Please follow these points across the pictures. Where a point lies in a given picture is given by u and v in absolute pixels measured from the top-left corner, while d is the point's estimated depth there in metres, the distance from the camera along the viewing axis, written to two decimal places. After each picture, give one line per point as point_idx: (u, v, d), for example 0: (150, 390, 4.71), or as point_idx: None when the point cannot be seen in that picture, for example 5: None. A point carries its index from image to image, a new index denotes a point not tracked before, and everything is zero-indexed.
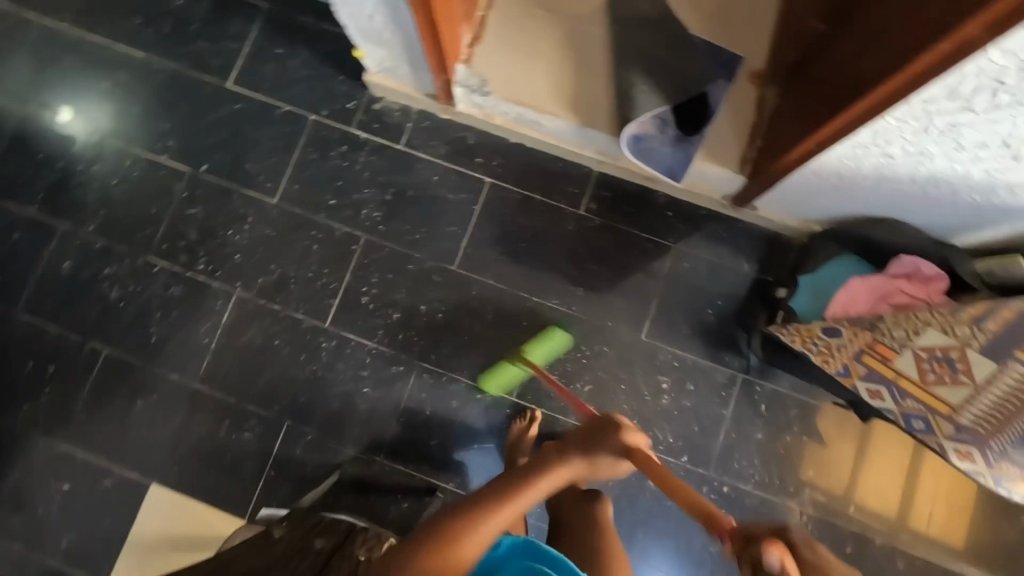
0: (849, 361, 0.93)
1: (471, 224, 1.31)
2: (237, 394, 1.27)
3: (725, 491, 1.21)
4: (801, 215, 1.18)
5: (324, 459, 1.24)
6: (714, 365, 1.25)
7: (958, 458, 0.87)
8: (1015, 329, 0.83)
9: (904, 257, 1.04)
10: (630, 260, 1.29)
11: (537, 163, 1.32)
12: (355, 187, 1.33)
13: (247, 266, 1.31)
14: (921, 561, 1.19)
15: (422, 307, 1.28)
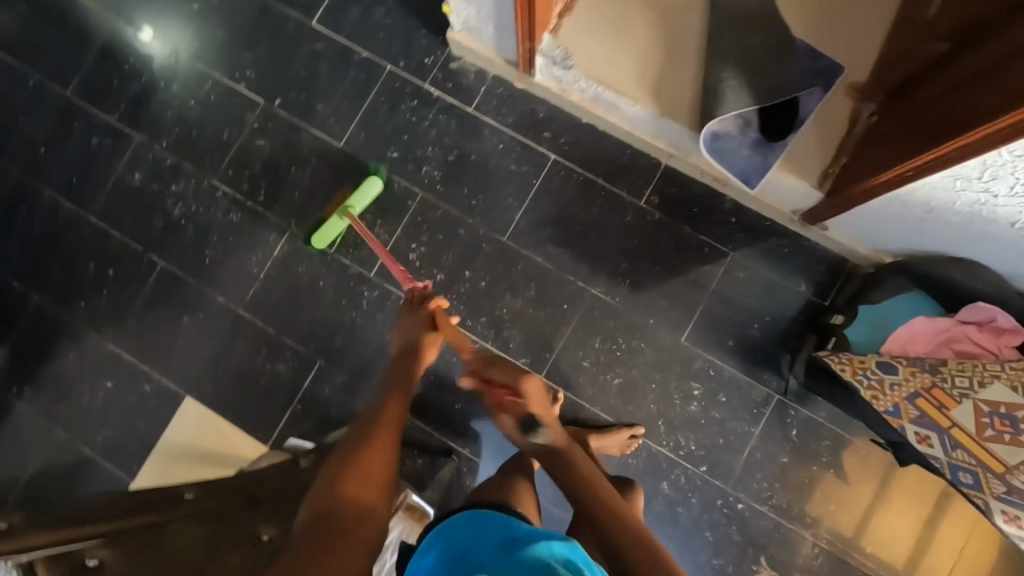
0: (901, 401, 0.89)
1: (528, 199, 1.30)
2: (276, 327, 1.31)
3: (738, 509, 1.19)
4: (874, 243, 1.12)
5: (349, 403, 1.28)
6: (751, 381, 1.22)
7: (1004, 521, 0.82)
8: None
9: (981, 304, 0.98)
10: (682, 260, 1.26)
11: (605, 148, 1.29)
12: (420, 143, 1.33)
13: (305, 205, 1.33)
14: None
15: (466, 273, 1.29)
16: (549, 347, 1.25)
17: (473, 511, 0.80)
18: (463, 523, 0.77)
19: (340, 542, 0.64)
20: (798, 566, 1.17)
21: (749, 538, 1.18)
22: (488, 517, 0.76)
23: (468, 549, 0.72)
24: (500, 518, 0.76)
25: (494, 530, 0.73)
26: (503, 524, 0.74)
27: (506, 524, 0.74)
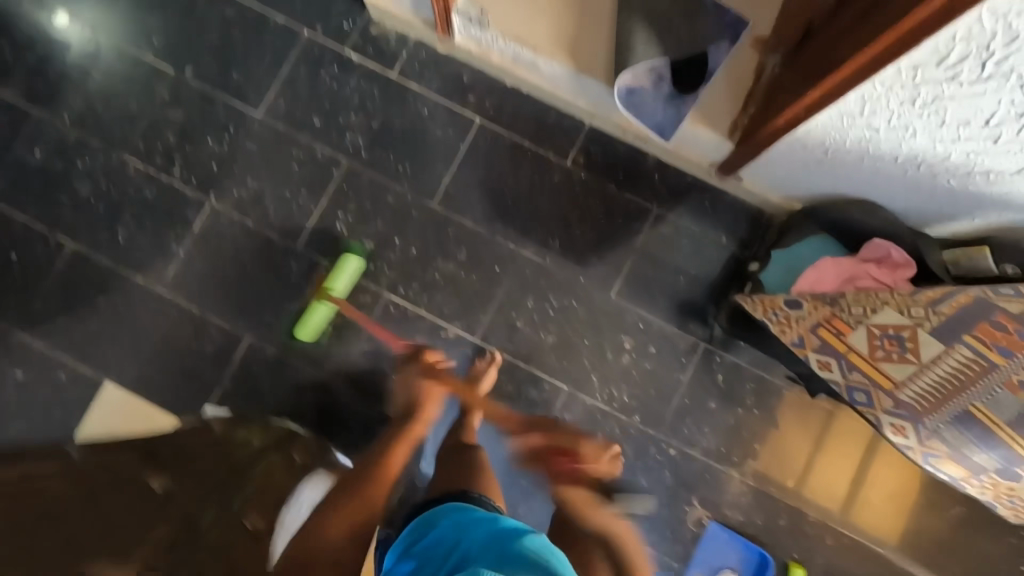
0: (805, 333, 0.95)
1: (455, 163, 1.29)
2: (201, 304, 1.26)
3: (671, 453, 1.24)
4: (785, 191, 1.17)
5: (281, 377, 1.25)
6: (679, 331, 1.26)
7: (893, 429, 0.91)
8: (969, 316, 0.78)
9: (877, 240, 1.03)
10: (611, 219, 1.28)
11: (530, 110, 1.30)
12: (343, 110, 1.30)
13: (224, 177, 1.29)
14: (848, 543, 1.23)
15: (397, 240, 1.27)
16: (483, 309, 1.26)
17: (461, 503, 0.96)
18: (452, 516, 0.93)
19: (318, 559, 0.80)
20: (728, 503, 1.23)
21: (681, 481, 1.23)
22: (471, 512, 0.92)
23: (458, 538, 0.87)
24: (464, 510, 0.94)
25: (477, 522, 0.89)
26: (484, 517, 0.89)
27: (489, 517, 0.89)
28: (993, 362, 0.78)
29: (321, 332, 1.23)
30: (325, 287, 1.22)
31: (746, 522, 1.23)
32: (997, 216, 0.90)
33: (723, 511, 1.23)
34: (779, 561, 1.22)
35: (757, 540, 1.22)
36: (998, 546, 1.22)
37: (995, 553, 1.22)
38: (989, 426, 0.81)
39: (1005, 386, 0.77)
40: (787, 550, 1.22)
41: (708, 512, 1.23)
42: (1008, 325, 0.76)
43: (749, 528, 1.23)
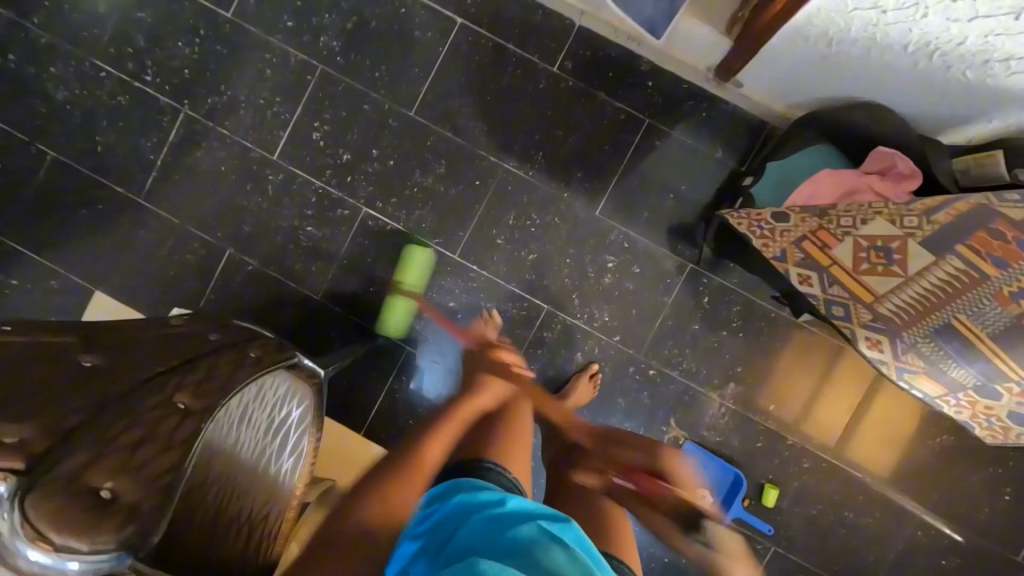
0: (788, 245, 0.87)
1: (435, 68, 1.21)
2: (180, 216, 1.26)
3: (650, 374, 1.22)
4: (786, 97, 1.07)
5: (263, 290, 1.25)
6: (665, 252, 1.21)
7: (866, 345, 0.83)
8: (968, 223, 0.74)
9: (880, 148, 0.95)
10: (599, 131, 1.20)
11: (516, 9, 1.19)
12: (316, 10, 1.22)
13: (196, 83, 1.24)
14: (826, 467, 1.22)
15: (374, 152, 1.23)
16: (462, 225, 1.23)
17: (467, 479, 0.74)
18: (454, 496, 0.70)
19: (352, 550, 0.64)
20: (705, 425, 1.22)
21: (659, 402, 1.23)
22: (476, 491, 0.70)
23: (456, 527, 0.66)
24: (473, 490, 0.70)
25: (480, 509, 0.67)
26: (491, 500, 0.67)
27: (497, 498, 0.68)
28: (984, 271, 0.72)
29: (405, 327, 1.23)
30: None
31: (722, 444, 1.22)
32: (1014, 117, 0.82)
33: (700, 433, 1.22)
34: (753, 482, 1.22)
35: (733, 461, 1.22)
36: (982, 476, 1.20)
37: (977, 483, 1.20)
38: (970, 341, 0.75)
39: (995, 298, 0.72)
40: (762, 472, 1.22)
41: (684, 433, 1.23)
42: (1006, 233, 0.72)
43: (725, 449, 1.22)
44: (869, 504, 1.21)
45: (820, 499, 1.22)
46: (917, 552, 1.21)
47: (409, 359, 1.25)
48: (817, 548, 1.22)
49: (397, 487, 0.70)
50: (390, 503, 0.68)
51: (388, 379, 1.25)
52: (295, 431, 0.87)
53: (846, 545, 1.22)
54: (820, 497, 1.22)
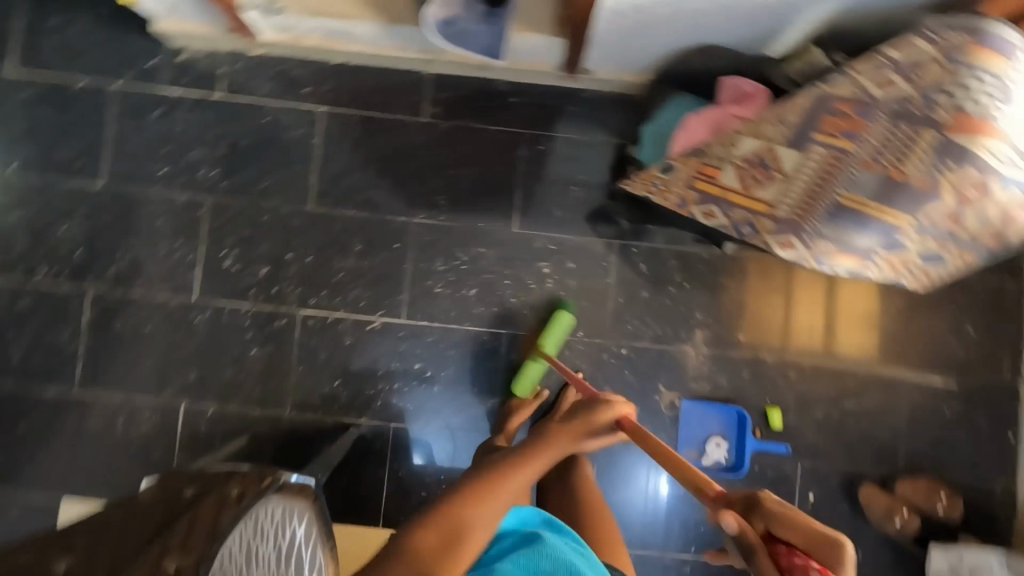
0: (684, 191, 0.96)
1: (315, 159, 1.25)
2: (123, 390, 1.22)
3: (624, 353, 1.26)
4: (631, 66, 1.16)
5: (230, 427, 1.22)
6: (591, 238, 1.26)
7: (781, 247, 0.89)
8: (813, 114, 0.82)
9: (726, 79, 1.04)
10: (487, 157, 1.26)
11: (368, 79, 1.26)
12: (184, 148, 1.24)
13: (93, 259, 1.23)
14: (811, 369, 1.27)
15: (289, 255, 1.24)
16: (398, 289, 1.25)
17: None
18: None
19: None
20: (691, 378, 1.26)
21: (642, 374, 1.26)
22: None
23: None
24: None
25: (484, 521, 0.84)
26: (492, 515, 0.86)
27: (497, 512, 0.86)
28: (841, 148, 0.79)
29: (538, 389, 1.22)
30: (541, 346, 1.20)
31: (714, 388, 1.26)
32: (814, 14, 0.91)
33: (689, 387, 1.26)
34: (756, 410, 1.25)
35: (730, 400, 1.26)
36: (942, 319, 1.28)
37: (941, 328, 1.28)
38: (859, 210, 0.80)
39: (861, 166, 0.78)
40: (759, 398, 1.26)
41: (677, 393, 1.25)
42: (847, 109, 0.79)
43: (719, 392, 1.26)
44: (862, 386, 1.27)
45: (819, 400, 1.26)
46: (921, 410, 1.27)
47: (400, 435, 1.24)
48: (836, 446, 1.26)
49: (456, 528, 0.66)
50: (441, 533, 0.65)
51: (386, 461, 1.24)
52: (307, 549, 0.73)
53: (860, 431, 1.26)
54: (817, 398, 1.27)
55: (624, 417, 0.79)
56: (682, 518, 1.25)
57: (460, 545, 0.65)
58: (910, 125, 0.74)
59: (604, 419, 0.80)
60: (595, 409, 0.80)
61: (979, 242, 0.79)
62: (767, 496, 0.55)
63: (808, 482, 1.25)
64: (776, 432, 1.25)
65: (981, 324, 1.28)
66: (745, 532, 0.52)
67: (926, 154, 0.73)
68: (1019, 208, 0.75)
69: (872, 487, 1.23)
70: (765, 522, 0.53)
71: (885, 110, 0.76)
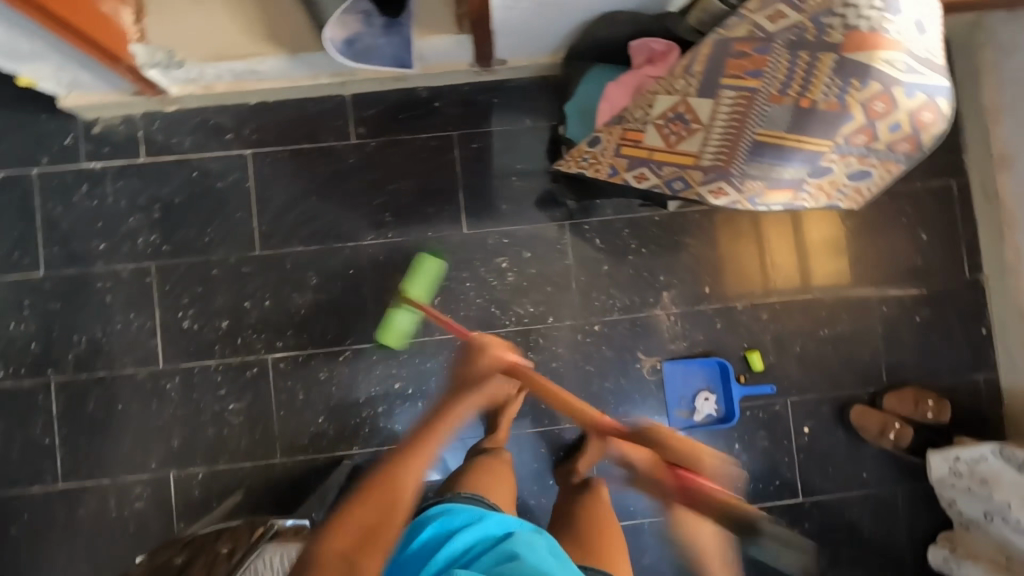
0: (613, 160, 0.96)
1: (253, 203, 1.24)
2: (108, 472, 1.20)
3: (597, 329, 1.26)
4: (543, 48, 1.16)
5: (224, 485, 1.21)
6: (542, 224, 1.27)
7: (715, 196, 0.87)
8: (718, 59, 0.82)
9: (634, 44, 1.03)
10: (423, 166, 1.26)
11: (289, 112, 1.24)
12: (119, 219, 1.22)
13: (50, 348, 1.21)
14: (782, 307, 1.28)
15: (247, 303, 1.23)
16: (362, 313, 1.24)
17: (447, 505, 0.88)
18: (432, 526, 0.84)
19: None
20: (668, 340, 1.26)
21: (619, 346, 1.26)
22: (454, 512, 0.85)
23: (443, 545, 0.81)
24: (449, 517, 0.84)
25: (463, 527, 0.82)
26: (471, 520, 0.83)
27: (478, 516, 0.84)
28: (751, 87, 0.80)
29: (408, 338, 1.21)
30: (400, 294, 1.19)
31: (692, 345, 1.27)
32: None
33: (668, 349, 1.26)
34: (737, 358, 1.26)
35: (710, 353, 1.26)
36: (895, 232, 1.30)
37: (897, 241, 1.30)
38: (779, 144, 0.80)
39: (772, 101, 0.79)
40: (737, 345, 1.27)
41: (657, 357, 1.26)
42: (746, 49, 0.80)
43: (697, 348, 1.27)
44: (833, 312, 1.29)
45: (796, 335, 1.28)
46: (895, 324, 1.29)
47: None
48: (821, 375, 1.27)
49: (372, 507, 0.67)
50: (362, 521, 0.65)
51: None
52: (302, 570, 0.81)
53: (841, 357, 1.28)
54: (793, 334, 1.28)
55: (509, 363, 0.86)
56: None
57: (377, 537, 0.65)
58: (807, 53, 0.76)
59: (489, 362, 0.85)
60: (478, 364, 0.84)
61: (898, 152, 0.80)
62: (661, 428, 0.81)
63: (801, 416, 1.27)
64: (759, 374, 1.26)
65: (934, 229, 1.30)
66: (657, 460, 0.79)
67: (828, 75, 0.75)
68: (927, 111, 0.75)
69: (862, 407, 1.25)
70: (665, 453, 0.79)
71: (781, 43, 0.78)
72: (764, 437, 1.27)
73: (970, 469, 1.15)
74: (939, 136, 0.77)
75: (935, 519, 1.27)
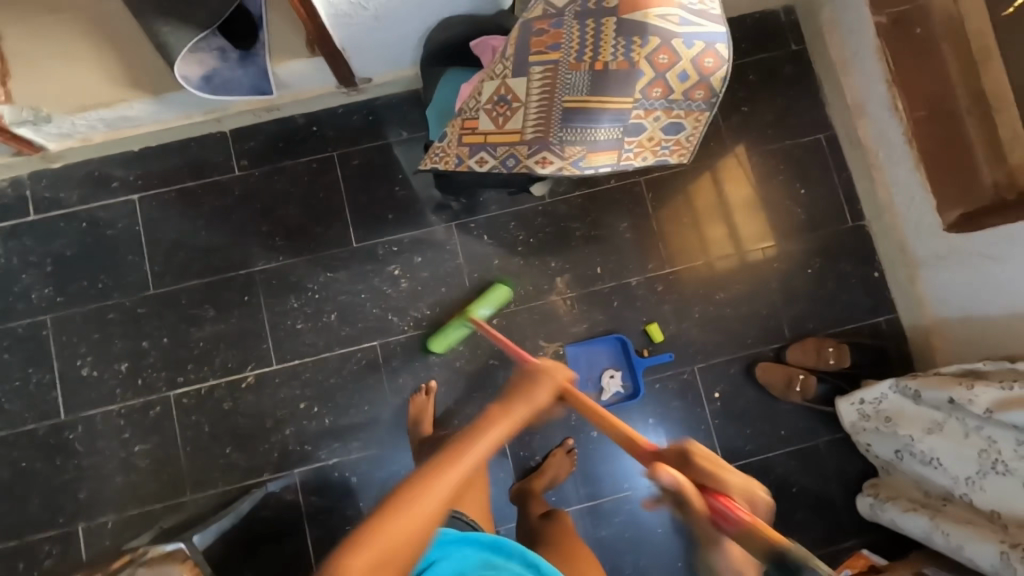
0: (458, 150, 0.99)
1: (144, 246, 1.27)
2: (15, 535, 1.18)
3: (497, 323, 1.27)
4: (400, 61, 1.22)
5: (136, 531, 1.19)
6: (429, 228, 1.29)
7: (542, 166, 0.92)
8: (523, 41, 0.85)
9: (473, 44, 1.06)
10: (307, 188, 1.30)
11: (171, 154, 1.29)
12: (12, 278, 1.24)
13: None
14: (675, 277, 1.30)
15: (145, 343, 1.24)
16: (261, 339, 1.25)
17: None
18: None
19: None
20: (568, 323, 1.27)
21: (520, 336, 1.27)
22: None
23: None
24: None
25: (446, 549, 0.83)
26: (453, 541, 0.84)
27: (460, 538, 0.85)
28: (553, 60, 0.84)
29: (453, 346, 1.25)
30: (467, 311, 1.23)
31: (592, 325, 1.27)
32: None
33: (569, 333, 1.27)
34: (638, 332, 1.27)
35: (611, 331, 1.27)
36: (774, 190, 1.33)
37: (777, 199, 1.33)
38: (585, 107, 0.84)
39: (572, 69, 0.83)
40: (637, 320, 1.28)
41: (560, 342, 1.27)
42: (543, 26, 0.83)
43: (598, 327, 1.27)
44: (728, 275, 1.30)
45: (693, 302, 1.29)
46: (790, 278, 1.30)
47: (309, 478, 1.22)
48: (724, 338, 1.28)
49: (393, 523, 0.56)
50: (381, 548, 0.54)
51: (302, 510, 1.21)
52: None
53: (740, 317, 1.29)
54: (690, 301, 1.29)
55: (565, 385, 0.69)
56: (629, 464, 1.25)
57: (393, 557, 0.55)
58: (593, 20, 0.80)
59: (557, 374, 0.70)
60: (537, 383, 0.68)
61: (696, 100, 0.85)
62: (693, 446, 0.62)
63: (710, 382, 1.27)
64: (660, 344, 1.27)
65: (811, 182, 1.33)
66: (682, 483, 0.57)
67: (612, 38, 0.79)
68: (709, 57, 0.80)
69: (768, 362, 1.25)
70: (693, 472, 0.60)
71: (570, 15, 0.81)
72: (678, 408, 1.26)
73: (876, 410, 1.14)
74: (725, 79, 0.82)
75: (862, 467, 1.25)
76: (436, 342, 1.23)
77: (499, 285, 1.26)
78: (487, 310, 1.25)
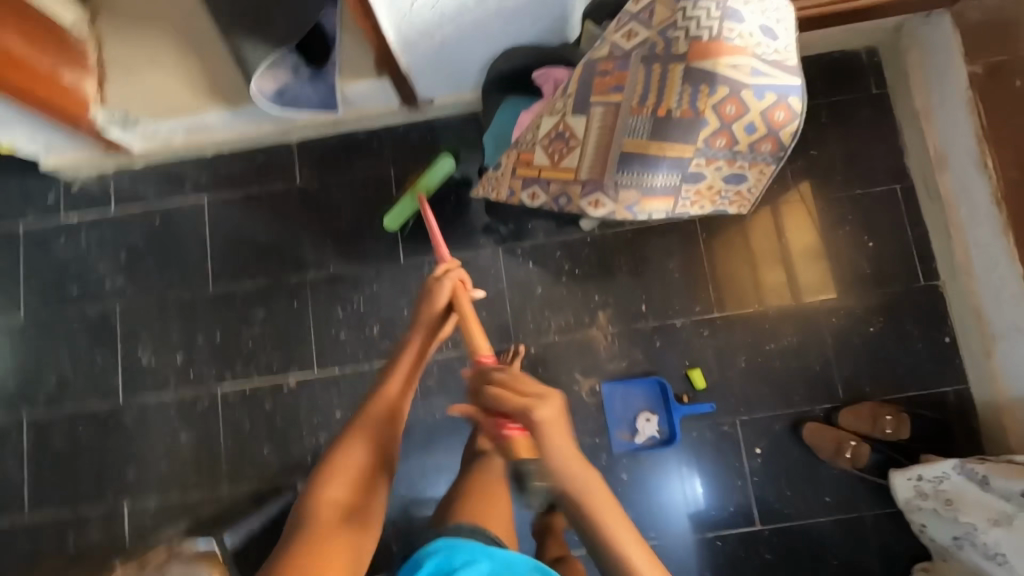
0: (511, 182, 0.98)
1: (208, 245, 1.34)
2: (69, 505, 1.26)
3: (534, 352, 1.26)
4: (462, 85, 1.24)
5: (175, 516, 1.25)
6: (475, 250, 1.30)
7: (594, 207, 0.92)
8: (586, 80, 0.83)
9: (537, 74, 1.07)
10: (362, 202, 1.33)
11: (240, 160, 1.36)
12: (90, 265, 1.34)
13: (25, 388, 1.30)
14: (723, 322, 1.25)
15: (199, 338, 1.30)
16: (305, 344, 1.29)
17: (445, 542, 0.82)
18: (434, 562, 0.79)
19: (363, 477, 0.84)
20: (606, 359, 1.25)
21: (555, 367, 1.25)
22: (457, 549, 0.80)
23: None
24: (454, 550, 0.80)
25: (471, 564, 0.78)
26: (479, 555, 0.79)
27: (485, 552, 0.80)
28: (615, 101, 0.82)
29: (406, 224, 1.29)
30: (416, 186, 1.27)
31: (631, 364, 1.24)
32: None
33: (606, 369, 1.24)
34: (678, 376, 1.23)
35: (651, 372, 1.24)
36: (839, 240, 1.26)
37: (841, 249, 1.26)
38: (644, 152, 0.83)
39: (635, 113, 0.81)
40: (678, 363, 1.24)
41: (596, 378, 1.24)
42: (608, 67, 0.81)
43: (637, 367, 1.24)
44: (780, 325, 1.24)
45: (740, 351, 1.23)
46: (848, 335, 1.22)
47: None
48: (771, 392, 1.22)
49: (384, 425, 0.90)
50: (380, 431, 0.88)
51: None
52: None
53: (790, 371, 1.22)
54: (737, 348, 1.23)
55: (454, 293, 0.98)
56: (679, 514, 1.19)
57: (382, 436, 0.88)
58: (659, 65, 0.78)
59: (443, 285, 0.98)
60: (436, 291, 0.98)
61: (762, 152, 0.83)
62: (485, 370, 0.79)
63: (751, 436, 1.21)
64: (701, 392, 1.22)
65: (881, 234, 1.25)
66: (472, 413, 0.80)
67: (678, 86, 0.77)
68: (780, 110, 0.78)
69: (816, 424, 1.18)
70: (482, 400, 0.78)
71: (636, 58, 0.79)
72: (714, 459, 1.21)
73: (935, 489, 1.05)
74: (796, 134, 0.80)
75: (913, 548, 1.16)
76: (390, 220, 1.27)
77: (443, 156, 1.27)
78: (434, 181, 1.27)
